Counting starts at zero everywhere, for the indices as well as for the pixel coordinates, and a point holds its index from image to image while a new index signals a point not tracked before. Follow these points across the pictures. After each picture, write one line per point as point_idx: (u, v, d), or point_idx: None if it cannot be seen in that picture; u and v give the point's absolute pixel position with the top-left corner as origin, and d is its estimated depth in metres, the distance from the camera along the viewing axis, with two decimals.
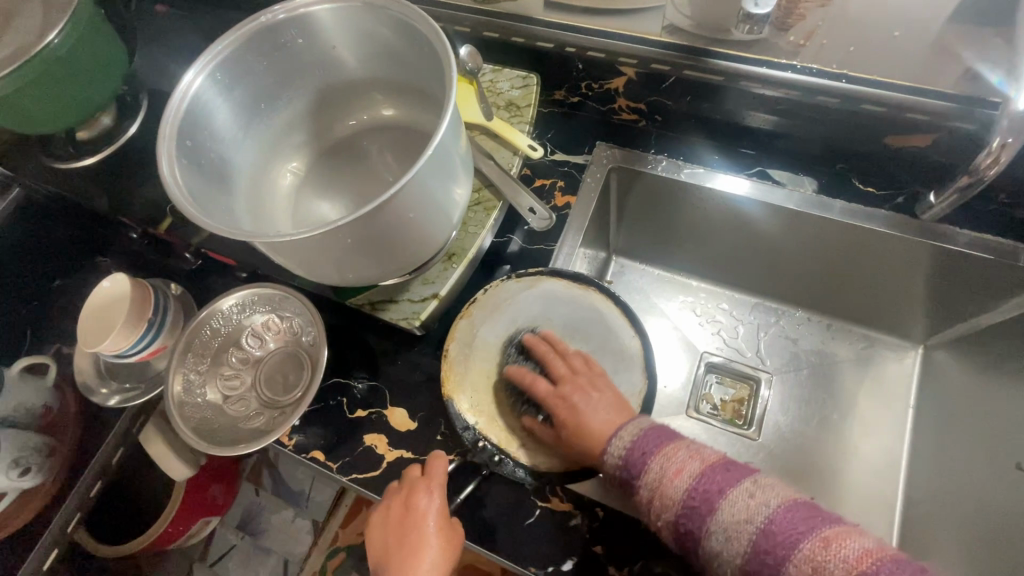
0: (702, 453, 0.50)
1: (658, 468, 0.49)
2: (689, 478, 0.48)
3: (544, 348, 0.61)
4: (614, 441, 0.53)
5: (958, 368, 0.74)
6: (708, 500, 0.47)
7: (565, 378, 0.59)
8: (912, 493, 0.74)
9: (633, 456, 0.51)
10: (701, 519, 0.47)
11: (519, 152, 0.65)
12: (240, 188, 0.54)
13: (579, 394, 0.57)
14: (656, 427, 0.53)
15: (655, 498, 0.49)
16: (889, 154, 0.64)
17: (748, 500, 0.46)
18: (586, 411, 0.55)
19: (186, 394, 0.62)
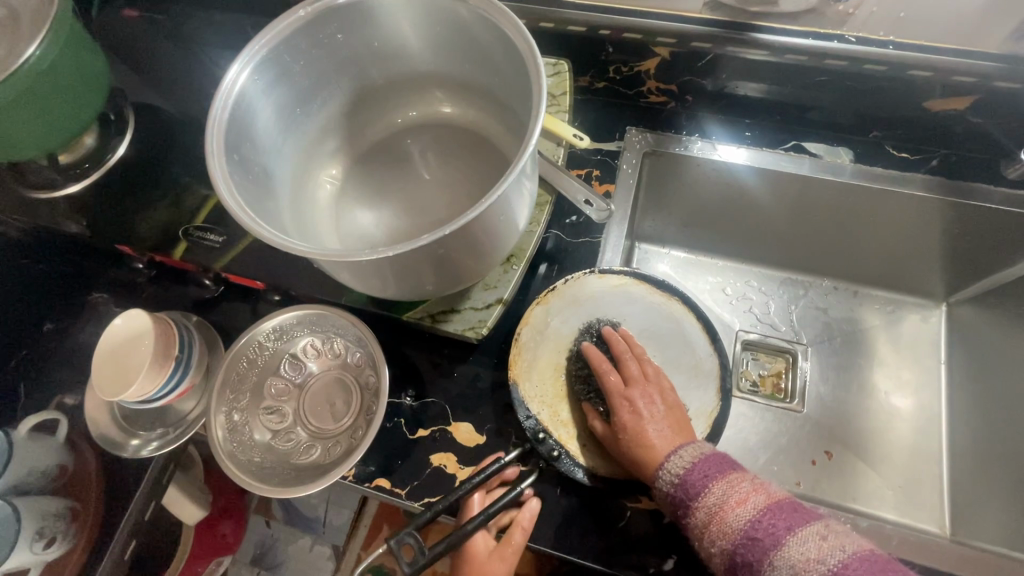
0: (768, 488, 0.46)
1: (719, 493, 0.46)
2: (752, 509, 0.45)
3: (621, 343, 0.59)
4: (674, 458, 0.50)
5: (983, 322, 0.76)
6: (773, 535, 0.43)
7: (636, 380, 0.56)
8: (958, 445, 0.75)
9: (693, 476, 0.48)
10: (763, 554, 0.43)
11: (563, 142, 0.63)
12: (287, 197, 0.50)
13: (644, 402, 0.54)
14: (718, 455, 0.50)
15: (712, 524, 0.45)
16: (923, 119, 0.67)
17: (819, 540, 0.42)
18: (647, 422, 0.53)
19: (232, 435, 0.57)
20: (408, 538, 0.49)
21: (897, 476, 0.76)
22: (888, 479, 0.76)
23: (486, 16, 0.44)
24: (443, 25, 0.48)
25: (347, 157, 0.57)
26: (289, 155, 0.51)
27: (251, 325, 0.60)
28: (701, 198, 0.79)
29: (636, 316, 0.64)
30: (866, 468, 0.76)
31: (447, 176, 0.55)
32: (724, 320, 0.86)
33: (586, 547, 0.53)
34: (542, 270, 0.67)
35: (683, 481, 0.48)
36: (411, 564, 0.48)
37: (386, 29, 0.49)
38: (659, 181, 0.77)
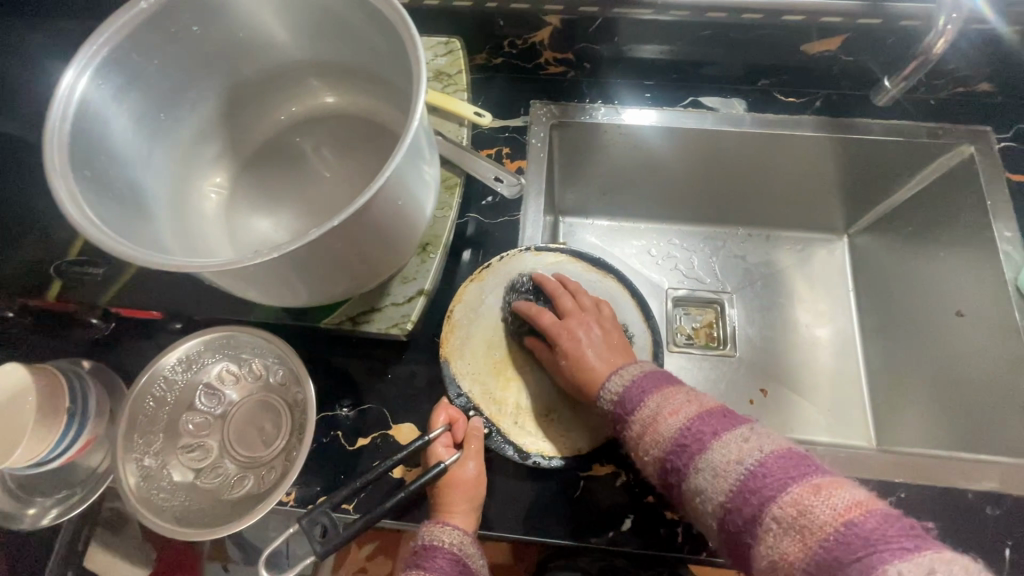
0: (701, 399, 0.47)
1: (654, 406, 0.48)
2: (683, 418, 0.46)
3: (555, 283, 0.61)
4: (613, 379, 0.52)
5: (880, 247, 0.82)
6: (700, 438, 0.44)
7: (572, 312, 0.58)
8: (872, 363, 0.81)
9: (630, 394, 0.50)
10: (689, 458, 0.44)
11: (465, 121, 0.62)
12: (163, 214, 0.45)
13: (583, 328, 0.56)
14: (657, 372, 0.52)
15: (646, 434, 0.47)
16: (803, 63, 0.71)
17: (740, 442, 0.43)
18: (585, 347, 0.55)
19: (146, 482, 0.51)
20: (320, 518, 0.45)
21: (827, 400, 0.80)
22: (818, 405, 0.80)
23: None
24: (311, 5, 0.44)
25: (231, 162, 0.53)
26: (159, 166, 0.46)
27: (152, 360, 0.54)
28: (612, 164, 0.80)
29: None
30: (798, 398, 0.80)
31: (343, 169, 0.51)
32: (653, 281, 0.88)
33: (543, 524, 0.53)
34: (466, 257, 0.65)
35: (622, 399, 0.50)
36: (323, 543, 0.44)
37: (251, 17, 0.45)
38: (570, 152, 0.78)
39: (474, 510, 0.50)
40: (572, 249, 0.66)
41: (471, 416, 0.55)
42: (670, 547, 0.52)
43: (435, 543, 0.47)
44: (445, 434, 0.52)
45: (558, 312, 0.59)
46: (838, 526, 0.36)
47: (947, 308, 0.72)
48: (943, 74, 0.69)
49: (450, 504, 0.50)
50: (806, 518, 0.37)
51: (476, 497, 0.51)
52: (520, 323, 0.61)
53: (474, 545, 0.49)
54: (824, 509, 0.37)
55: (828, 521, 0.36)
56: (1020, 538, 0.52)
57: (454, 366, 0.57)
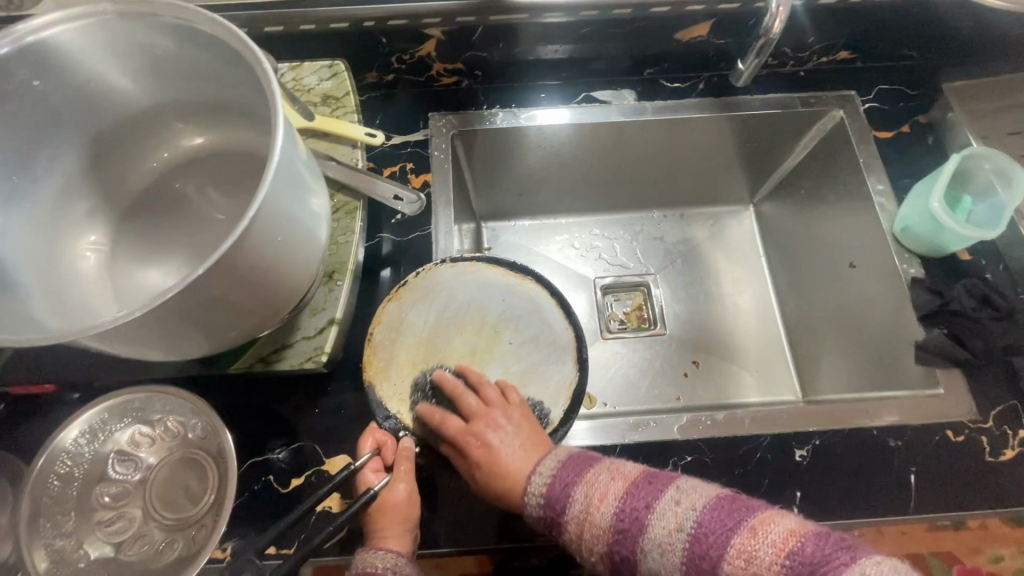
0: (623, 471, 0.49)
1: (582, 496, 0.48)
2: (615, 501, 0.47)
3: (454, 379, 0.58)
4: (535, 480, 0.51)
5: (782, 212, 0.88)
6: (637, 519, 0.46)
7: (478, 413, 0.56)
8: (789, 320, 0.86)
9: (555, 491, 0.50)
10: (633, 541, 0.45)
11: (357, 143, 0.61)
12: (32, 281, 0.43)
13: (494, 430, 0.54)
14: (575, 456, 0.52)
15: (584, 531, 0.47)
16: (681, 50, 0.75)
17: (675, 508, 0.45)
18: (502, 451, 0.53)
19: (60, 565, 0.48)
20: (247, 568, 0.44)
21: (755, 363, 0.85)
22: (748, 367, 0.84)
23: (191, 34, 0.40)
24: (158, 46, 0.43)
25: (107, 217, 0.51)
26: (18, 233, 0.44)
27: (50, 438, 0.51)
28: (521, 165, 0.81)
29: (493, 298, 0.63)
30: (729, 365, 0.84)
31: (230, 208, 0.50)
32: (581, 274, 0.89)
33: (491, 530, 0.54)
34: (384, 277, 0.65)
35: (548, 500, 0.50)
36: None
37: (100, 66, 0.44)
38: (481, 158, 0.78)
39: (408, 531, 0.51)
40: (490, 256, 0.66)
41: (402, 437, 0.55)
42: None
43: (369, 570, 0.47)
44: (373, 459, 0.53)
45: (464, 415, 0.56)
46: (784, 563, 0.41)
47: (843, 260, 0.77)
48: (806, 46, 0.75)
49: (383, 529, 0.50)
50: (753, 565, 0.42)
51: (409, 519, 0.51)
52: (427, 432, 0.56)
53: (411, 567, 0.49)
54: (767, 550, 0.41)
55: (773, 561, 0.41)
56: (923, 462, 0.57)
57: (380, 390, 0.57)
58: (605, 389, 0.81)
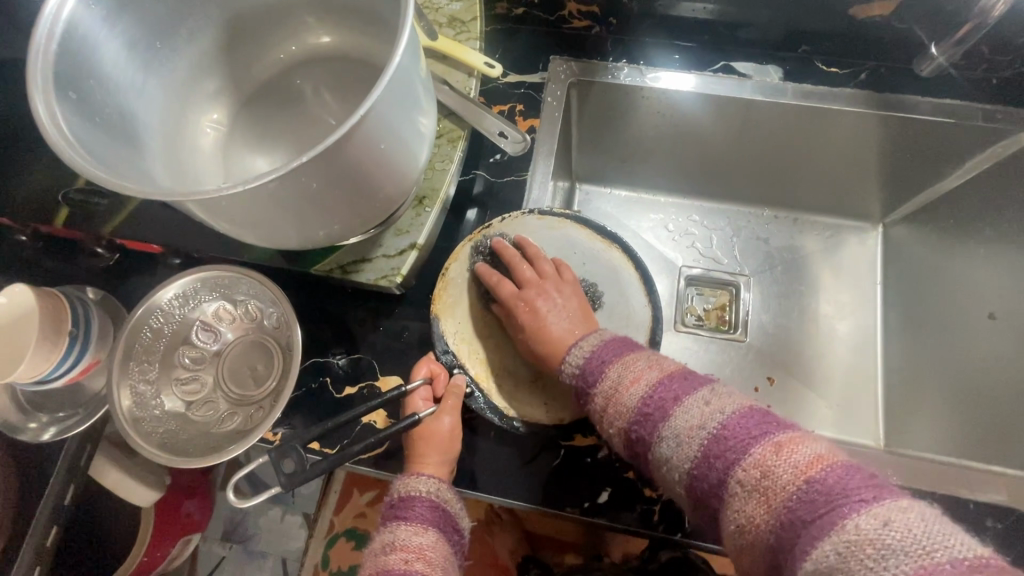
0: (661, 364, 0.47)
1: (614, 376, 0.47)
2: (645, 387, 0.45)
3: (514, 249, 0.59)
4: (575, 350, 0.51)
5: (915, 240, 0.77)
6: (661, 407, 0.44)
7: (531, 282, 0.57)
8: (890, 361, 0.77)
9: (591, 364, 0.49)
10: (653, 425, 0.44)
11: (474, 72, 0.59)
12: (157, 144, 0.46)
13: (546, 296, 0.56)
14: (618, 339, 0.51)
15: (609, 407, 0.47)
16: (850, 28, 0.66)
17: (702, 405, 0.43)
18: (549, 316, 0.55)
19: (139, 408, 0.53)
20: (291, 454, 0.47)
21: (837, 396, 0.77)
22: (828, 399, 0.77)
23: None
24: None
25: (229, 100, 0.53)
26: (154, 95, 0.47)
27: (149, 294, 0.55)
28: (634, 131, 0.76)
29: (575, 261, 0.61)
30: (807, 392, 0.77)
31: (341, 113, 0.50)
32: (667, 258, 0.84)
33: (522, 490, 0.54)
34: (470, 216, 0.64)
35: (583, 372, 0.50)
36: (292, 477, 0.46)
37: None
38: (594, 114, 0.74)
39: (448, 461, 0.52)
40: (581, 215, 0.63)
41: (455, 373, 0.55)
42: (646, 525, 0.52)
43: (412, 493, 0.49)
44: (424, 387, 0.53)
45: (517, 281, 0.57)
46: (800, 486, 0.36)
47: (980, 308, 0.67)
48: (1011, 49, 0.63)
49: (424, 455, 0.51)
50: (769, 477, 0.37)
51: (450, 450, 0.52)
52: (484, 290, 0.59)
53: (451, 492, 0.51)
54: (786, 469, 0.37)
55: (790, 482, 0.36)
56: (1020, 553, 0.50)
57: (444, 325, 0.57)
58: None
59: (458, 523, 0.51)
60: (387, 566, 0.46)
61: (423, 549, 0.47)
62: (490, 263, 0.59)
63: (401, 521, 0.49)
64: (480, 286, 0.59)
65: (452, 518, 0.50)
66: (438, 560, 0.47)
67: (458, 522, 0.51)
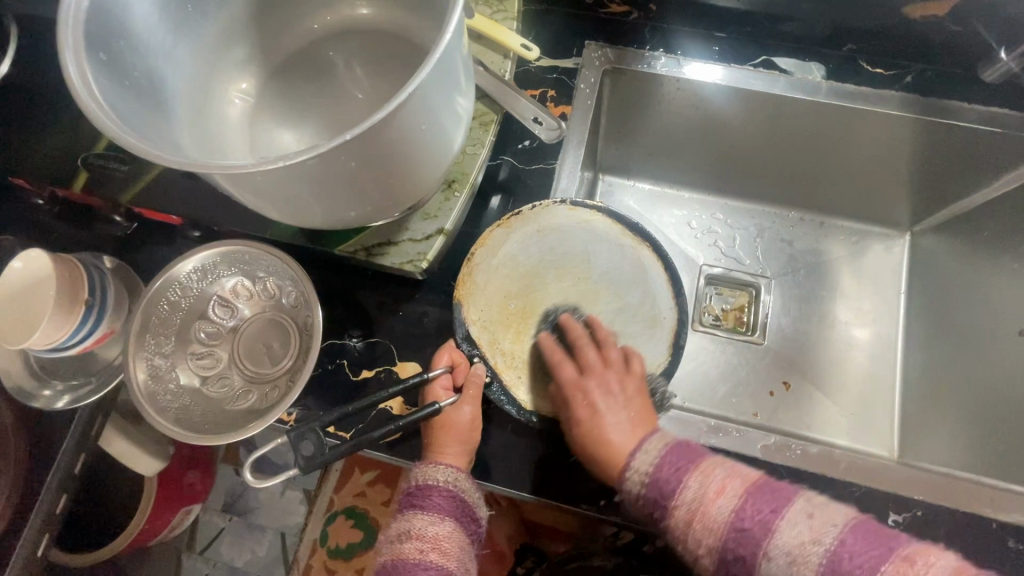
0: (740, 471, 0.46)
1: (696, 486, 0.45)
2: (733, 498, 0.44)
3: (582, 330, 0.57)
4: (640, 455, 0.48)
5: (944, 251, 0.75)
6: (761, 523, 0.42)
7: (594, 370, 0.54)
8: (909, 372, 0.76)
9: (663, 472, 0.46)
10: (755, 546, 0.41)
11: (511, 53, 0.58)
12: (185, 113, 0.44)
13: (602, 391, 0.53)
14: (682, 445, 0.49)
15: (694, 521, 0.44)
16: (898, 26, 0.63)
17: (809, 520, 0.42)
18: (606, 416, 0.52)
19: (155, 381, 0.52)
20: (309, 435, 0.47)
21: (852, 404, 0.76)
22: (843, 406, 0.76)
23: None
24: None
25: (258, 69, 0.51)
26: (183, 60, 0.45)
27: (167, 266, 0.54)
28: (664, 123, 0.74)
29: (603, 256, 0.60)
30: (822, 397, 0.76)
31: (374, 89, 0.49)
32: (688, 255, 0.83)
33: (536, 482, 0.53)
34: (495, 203, 0.62)
35: (654, 480, 0.46)
36: (309, 459, 0.47)
37: None
38: (625, 103, 0.72)
39: (467, 453, 0.51)
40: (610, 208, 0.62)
41: (476, 363, 0.54)
42: None
43: (430, 482, 0.49)
44: (445, 376, 0.53)
45: (580, 365, 0.55)
46: None
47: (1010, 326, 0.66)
48: None
49: (442, 444, 0.50)
50: None
51: (469, 442, 0.51)
52: (541, 363, 0.56)
53: (469, 482, 0.50)
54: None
55: None
56: None
57: (466, 310, 0.56)
58: (678, 382, 0.76)
59: (474, 514, 0.50)
60: (403, 554, 0.47)
61: (438, 540, 0.47)
62: (558, 341, 0.57)
63: (418, 510, 0.48)
64: (539, 363, 0.56)
65: (469, 508, 0.50)
66: (454, 550, 0.47)
67: (476, 510, 0.50)
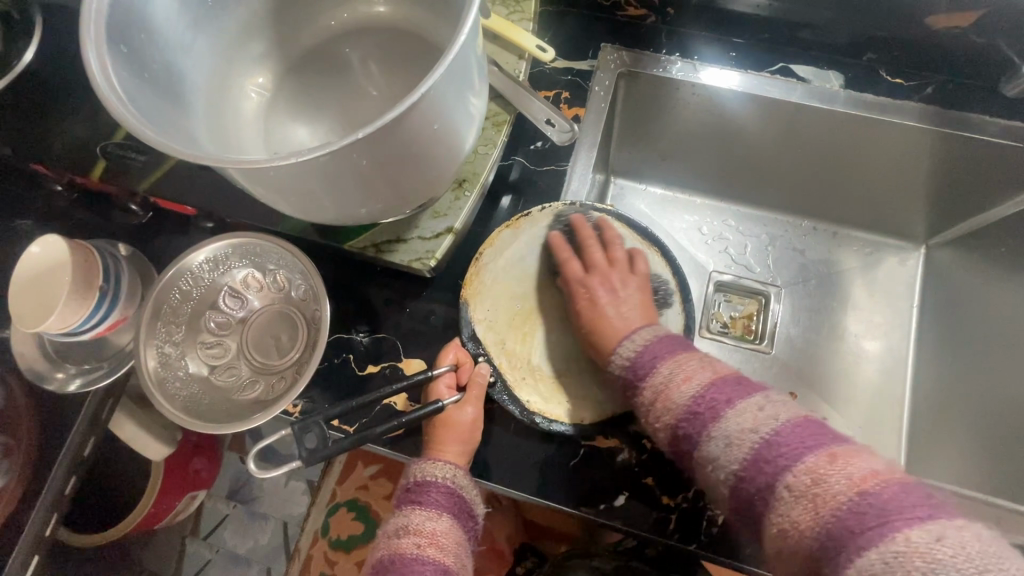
0: (715, 366, 0.48)
1: (667, 372, 0.48)
2: (697, 386, 0.46)
3: (591, 231, 0.60)
4: (625, 344, 0.53)
5: (959, 266, 0.74)
6: (713, 408, 0.44)
7: (599, 269, 0.58)
8: (920, 386, 0.74)
9: (643, 358, 0.51)
10: (702, 425, 0.44)
11: (526, 54, 0.58)
12: (203, 106, 0.45)
13: (605, 287, 0.57)
14: (671, 339, 0.52)
15: (658, 402, 0.48)
16: (919, 37, 0.62)
17: (838, 444, 0.40)
18: (606, 310, 0.56)
19: (164, 368, 0.53)
20: (314, 428, 0.48)
21: (859, 417, 0.75)
22: (850, 419, 0.75)
23: None
24: None
25: (276, 63, 0.51)
26: (202, 54, 0.46)
27: (180, 256, 0.55)
28: (678, 127, 0.73)
29: None
30: (828, 407, 0.75)
31: (389, 87, 0.49)
32: (698, 260, 0.82)
33: (536, 484, 0.53)
34: (505, 203, 0.62)
35: (635, 365, 0.51)
36: (313, 451, 0.47)
37: None
38: (640, 106, 0.71)
39: (468, 451, 0.51)
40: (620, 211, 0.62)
41: (480, 362, 0.54)
42: (661, 532, 0.51)
43: (430, 479, 0.49)
44: (449, 373, 0.53)
45: (585, 264, 0.59)
46: (853, 496, 0.36)
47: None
48: None
49: (444, 442, 0.51)
50: (820, 486, 0.37)
51: (471, 440, 0.52)
52: (554, 265, 0.61)
53: (468, 479, 0.50)
54: (840, 480, 0.37)
55: (842, 491, 0.37)
56: None
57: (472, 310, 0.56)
58: None
59: (474, 511, 0.50)
60: (399, 550, 0.47)
61: (435, 535, 0.47)
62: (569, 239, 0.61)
63: (417, 505, 0.49)
64: (552, 258, 0.61)
65: (469, 504, 0.50)
66: (452, 546, 0.48)
67: (475, 507, 0.51)
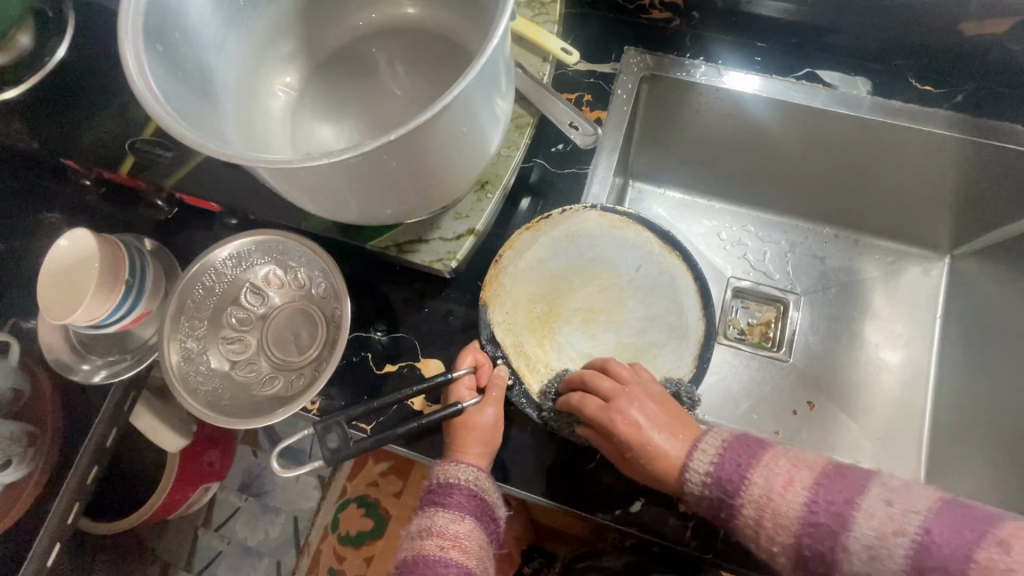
0: (804, 459, 0.47)
1: (762, 481, 0.46)
2: (802, 490, 0.45)
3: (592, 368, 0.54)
4: (697, 458, 0.48)
5: (984, 277, 0.72)
6: (836, 513, 0.44)
7: (616, 393, 0.51)
8: (941, 399, 0.73)
9: (725, 471, 0.47)
10: (831, 539, 0.43)
11: (550, 57, 0.57)
12: (232, 104, 0.45)
13: (636, 408, 0.50)
14: (740, 438, 0.49)
15: (765, 517, 0.45)
16: (951, 44, 0.61)
17: (887, 508, 0.42)
18: (652, 435, 0.50)
19: (186, 363, 0.54)
20: (335, 428, 0.48)
21: (878, 428, 0.74)
22: (869, 430, 0.74)
23: None
24: None
25: (303, 63, 0.52)
26: (233, 52, 0.46)
27: (204, 252, 0.56)
28: (699, 130, 0.73)
29: (630, 263, 0.60)
30: (846, 418, 0.74)
31: (414, 88, 0.50)
32: (716, 266, 0.81)
33: (552, 488, 0.53)
34: (524, 205, 0.62)
35: (721, 484, 0.47)
36: (335, 451, 0.47)
37: None
38: (661, 109, 0.71)
39: (487, 453, 0.51)
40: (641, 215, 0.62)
41: (498, 364, 0.54)
42: (677, 540, 0.51)
43: (450, 480, 0.49)
44: (468, 376, 0.53)
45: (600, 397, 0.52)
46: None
47: None
48: None
49: (463, 444, 0.51)
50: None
51: (490, 443, 0.52)
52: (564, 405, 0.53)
53: (488, 481, 0.50)
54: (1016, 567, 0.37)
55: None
56: None
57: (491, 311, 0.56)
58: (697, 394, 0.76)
59: (494, 513, 0.51)
60: (422, 551, 0.47)
61: (458, 537, 0.47)
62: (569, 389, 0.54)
63: (438, 507, 0.49)
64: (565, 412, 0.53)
65: (488, 507, 0.50)
66: (473, 548, 0.48)
67: (494, 510, 0.51)
